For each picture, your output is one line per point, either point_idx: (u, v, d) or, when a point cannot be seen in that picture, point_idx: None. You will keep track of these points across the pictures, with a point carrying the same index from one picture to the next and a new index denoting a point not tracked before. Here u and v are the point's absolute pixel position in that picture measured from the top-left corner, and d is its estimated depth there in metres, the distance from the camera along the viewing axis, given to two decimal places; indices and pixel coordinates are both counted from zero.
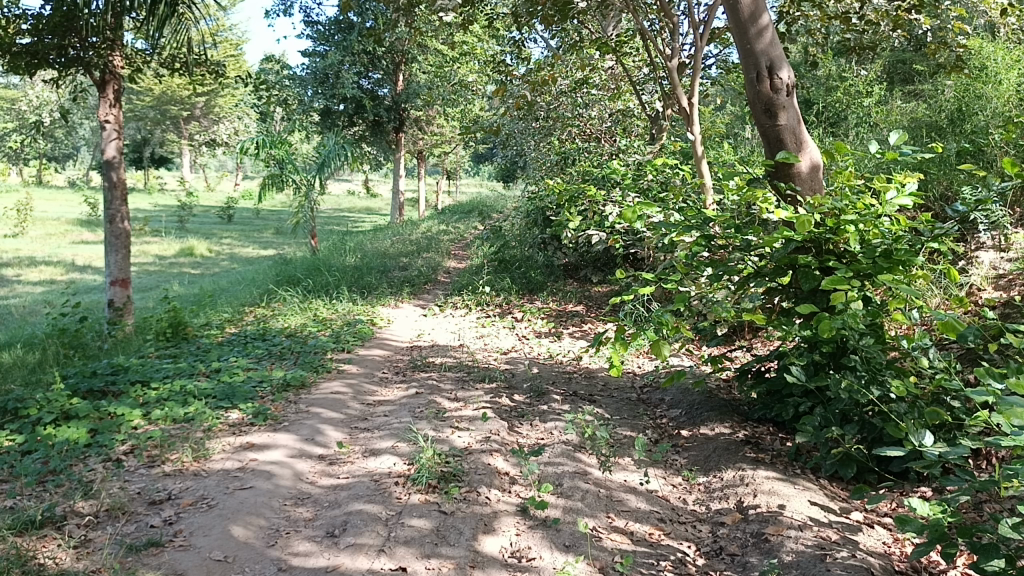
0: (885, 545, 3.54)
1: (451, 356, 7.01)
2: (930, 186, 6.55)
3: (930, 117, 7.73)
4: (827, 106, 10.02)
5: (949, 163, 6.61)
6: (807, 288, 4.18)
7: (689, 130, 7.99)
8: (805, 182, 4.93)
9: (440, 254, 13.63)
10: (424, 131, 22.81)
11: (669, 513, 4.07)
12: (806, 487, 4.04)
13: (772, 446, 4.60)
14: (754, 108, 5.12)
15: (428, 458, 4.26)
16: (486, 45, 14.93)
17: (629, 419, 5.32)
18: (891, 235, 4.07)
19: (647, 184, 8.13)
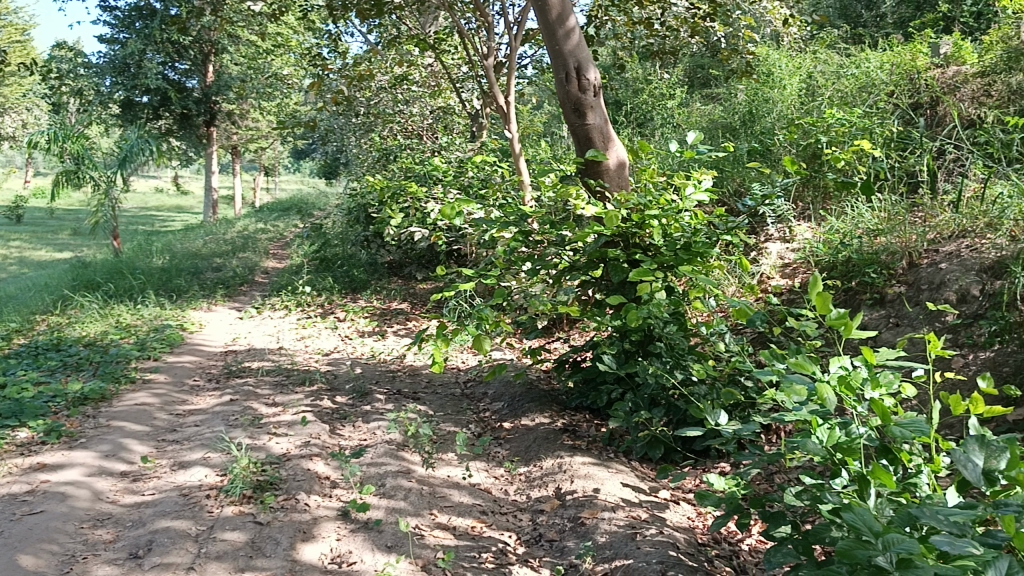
0: (690, 520, 3.79)
1: (270, 359, 6.76)
2: (726, 182, 7.06)
3: (725, 119, 8.31)
4: (636, 107, 10.54)
5: (742, 162, 7.14)
6: (618, 280, 4.50)
7: (508, 127, 8.13)
8: (613, 178, 5.15)
9: (258, 254, 13.10)
10: (238, 126, 21.83)
11: (491, 505, 4.13)
12: (619, 470, 4.26)
13: (588, 433, 4.81)
14: (564, 107, 5.29)
15: (243, 467, 4.09)
16: (303, 38, 14.50)
17: (453, 414, 5.36)
18: (690, 229, 4.36)
19: (467, 181, 8.20)
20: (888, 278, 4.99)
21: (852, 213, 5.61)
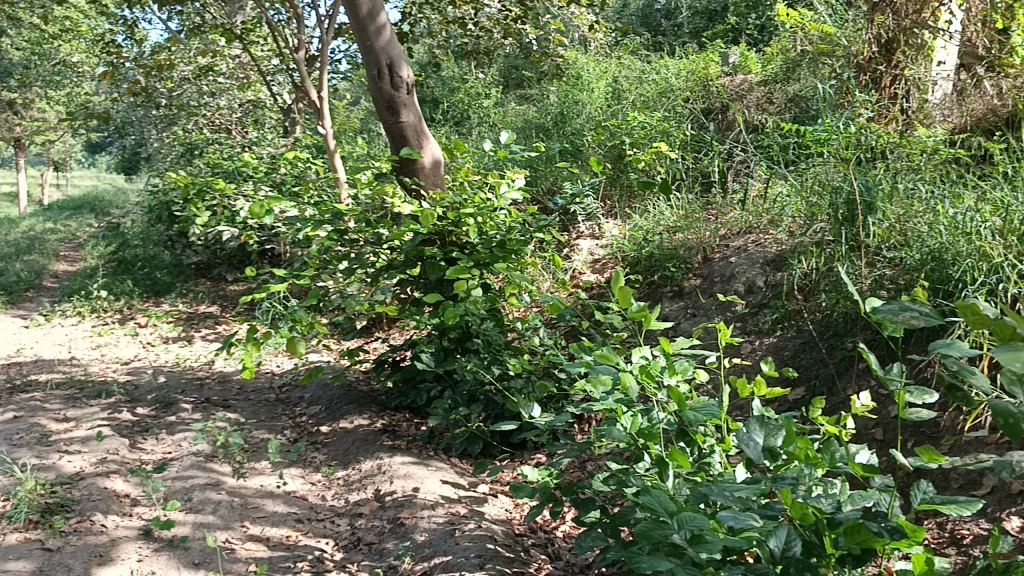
0: (508, 512, 3.89)
1: (60, 371, 6.21)
2: (539, 181, 7.27)
3: (538, 119, 8.54)
4: (452, 106, 10.61)
5: (554, 161, 7.38)
6: (435, 277, 4.55)
7: (321, 123, 7.93)
8: (428, 176, 5.16)
9: (45, 257, 11.98)
10: (20, 116, 19.86)
11: (307, 512, 4.00)
12: (438, 468, 4.29)
13: (408, 432, 4.81)
14: (377, 104, 5.24)
15: (27, 491, 3.73)
16: (94, 22, 13.40)
17: (267, 421, 5.16)
18: (505, 227, 4.51)
19: (280, 178, 7.92)
20: (685, 272, 5.35)
21: (653, 211, 5.95)
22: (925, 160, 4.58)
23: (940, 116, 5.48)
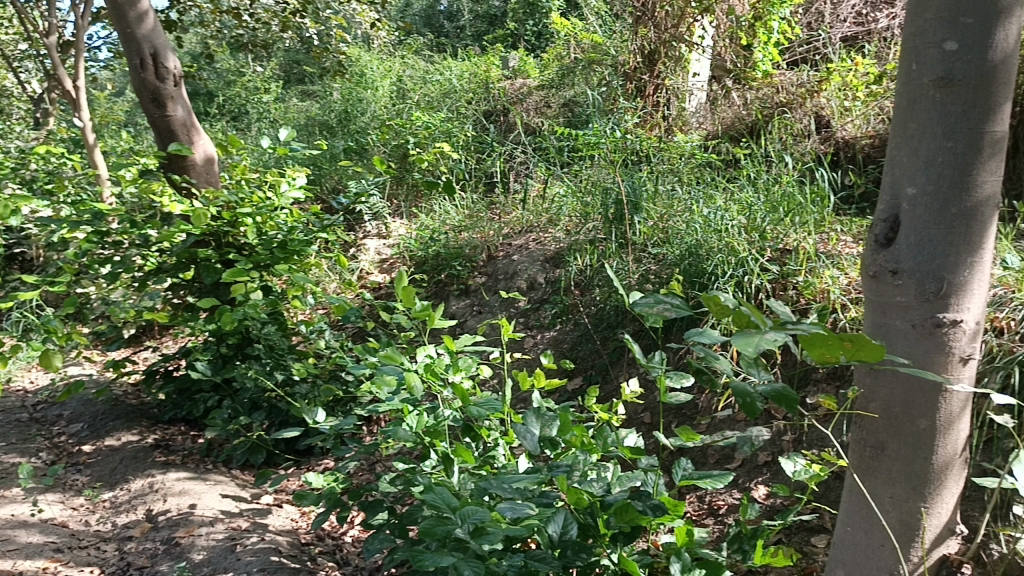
0: (293, 521, 3.79)
1: None
2: (323, 180, 7.09)
3: (321, 117, 8.33)
4: (229, 101, 10.11)
5: (338, 160, 7.23)
6: (211, 281, 4.33)
7: (78, 115, 7.24)
8: (200, 174, 4.87)
9: None
10: None
11: (67, 541, 3.61)
12: (217, 482, 4.09)
13: (183, 446, 4.54)
14: (140, 96, 4.87)
15: None
16: None
17: (17, 444, 4.63)
18: (286, 227, 4.38)
19: (30, 174, 7.14)
20: (470, 270, 5.47)
21: (438, 211, 6.01)
22: (684, 164, 4.98)
23: (696, 123, 6.00)
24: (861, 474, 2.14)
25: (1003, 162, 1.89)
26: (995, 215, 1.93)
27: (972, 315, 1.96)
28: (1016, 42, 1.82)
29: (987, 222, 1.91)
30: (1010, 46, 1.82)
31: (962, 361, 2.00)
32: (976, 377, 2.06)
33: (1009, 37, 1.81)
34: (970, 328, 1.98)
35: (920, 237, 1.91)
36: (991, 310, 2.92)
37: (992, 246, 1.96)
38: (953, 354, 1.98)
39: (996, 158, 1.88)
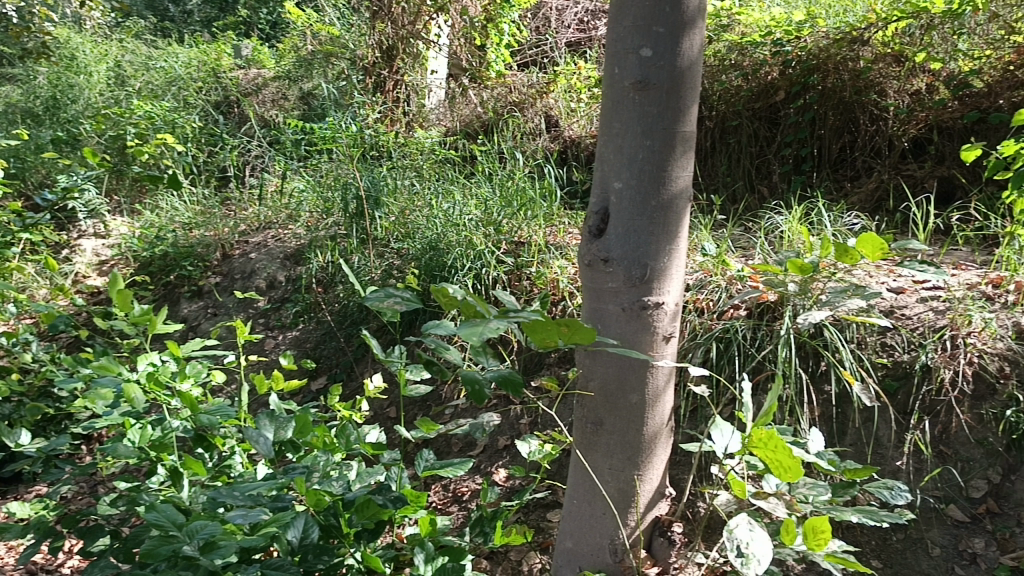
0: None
1: None
2: (26, 173, 6.30)
3: (21, 101, 7.40)
4: None
5: (43, 150, 6.46)
6: None
7: None
8: None
9: None
10: None
11: None
12: None
13: None
14: None
15: None
16: None
17: None
18: None
19: None
20: (203, 270, 5.15)
21: (165, 207, 5.58)
22: (424, 160, 5.05)
23: (435, 119, 6.10)
24: (584, 449, 2.30)
25: (692, 160, 2.11)
26: (687, 207, 2.16)
27: (672, 297, 2.19)
28: (698, 51, 2.04)
29: (681, 213, 2.13)
30: (694, 55, 2.03)
31: (665, 339, 2.22)
32: (677, 353, 2.30)
33: (693, 47, 2.02)
34: (671, 309, 2.20)
35: (627, 228, 2.08)
36: (693, 292, 3.26)
37: (686, 234, 2.19)
38: (658, 333, 2.19)
39: (686, 155, 2.10)
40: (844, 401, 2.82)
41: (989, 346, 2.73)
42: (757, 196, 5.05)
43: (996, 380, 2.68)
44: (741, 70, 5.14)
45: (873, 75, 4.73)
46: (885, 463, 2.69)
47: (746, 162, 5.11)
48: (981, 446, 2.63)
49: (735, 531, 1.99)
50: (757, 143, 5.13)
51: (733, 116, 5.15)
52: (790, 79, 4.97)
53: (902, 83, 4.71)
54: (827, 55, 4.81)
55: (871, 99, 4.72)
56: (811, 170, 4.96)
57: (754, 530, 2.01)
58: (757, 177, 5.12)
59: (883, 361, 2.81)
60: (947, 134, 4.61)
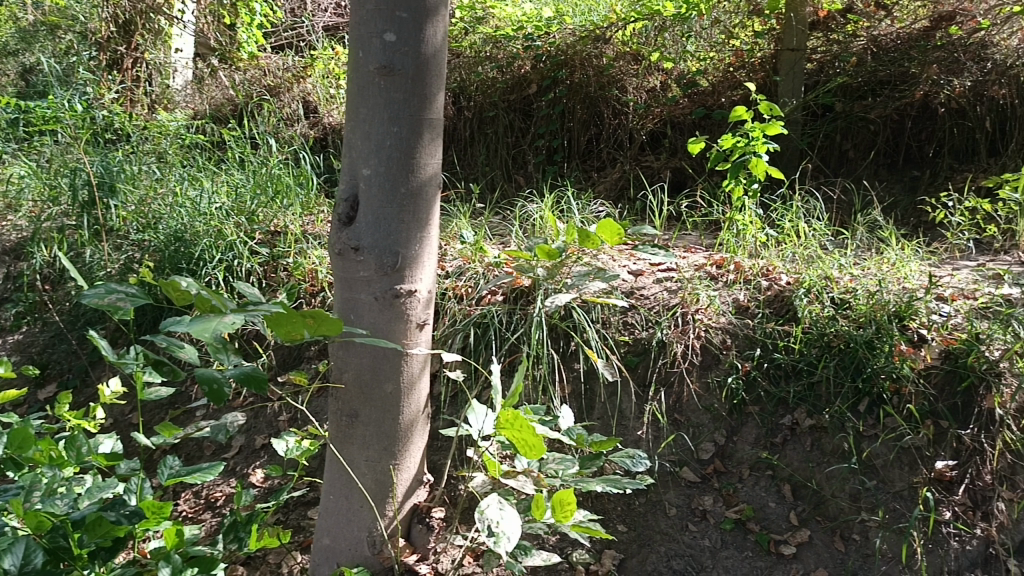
0: None
1: None
2: None
3: None
4: None
5: None
6: None
7: None
8: None
9: None
10: None
11: None
12: None
13: None
14: None
15: None
16: None
17: None
18: None
19: None
20: None
21: None
22: (167, 145, 4.69)
23: (181, 101, 5.70)
24: (339, 443, 2.26)
25: (440, 147, 2.12)
26: (437, 195, 2.17)
27: (424, 285, 2.20)
28: (443, 38, 2.05)
29: (431, 200, 2.14)
30: (437, 43, 2.03)
31: (418, 327, 2.23)
32: (431, 340, 2.32)
33: (437, 32, 2.02)
34: (423, 296, 2.21)
35: (377, 216, 2.05)
36: (452, 279, 3.32)
37: (436, 221, 2.20)
38: (411, 321, 2.19)
39: (434, 142, 2.10)
40: (591, 377, 3.00)
41: (714, 321, 3.01)
42: (514, 184, 5.19)
43: (720, 351, 2.95)
44: (495, 62, 5.32)
45: (615, 71, 5.05)
46: (627, 433, 2.89)
47: (503, 152, 5.27)
48: (708, 411, 2.88)
49: (486, 512, 2.05)
50: (513, 134, 5.31)
51: (489, 107, 5.29)
52: (540, 72, 5.16)
53: (640, 80, 5.07)
54: (573, 51, 5.08)
55: (613, 94, 5.03)
56: (563, 161, 5.18)
57: (504, 508, 2.08)
58: (514, 167, 5.28)
59: (624, 338, 3.03)
60: (679, 128, 5.01)
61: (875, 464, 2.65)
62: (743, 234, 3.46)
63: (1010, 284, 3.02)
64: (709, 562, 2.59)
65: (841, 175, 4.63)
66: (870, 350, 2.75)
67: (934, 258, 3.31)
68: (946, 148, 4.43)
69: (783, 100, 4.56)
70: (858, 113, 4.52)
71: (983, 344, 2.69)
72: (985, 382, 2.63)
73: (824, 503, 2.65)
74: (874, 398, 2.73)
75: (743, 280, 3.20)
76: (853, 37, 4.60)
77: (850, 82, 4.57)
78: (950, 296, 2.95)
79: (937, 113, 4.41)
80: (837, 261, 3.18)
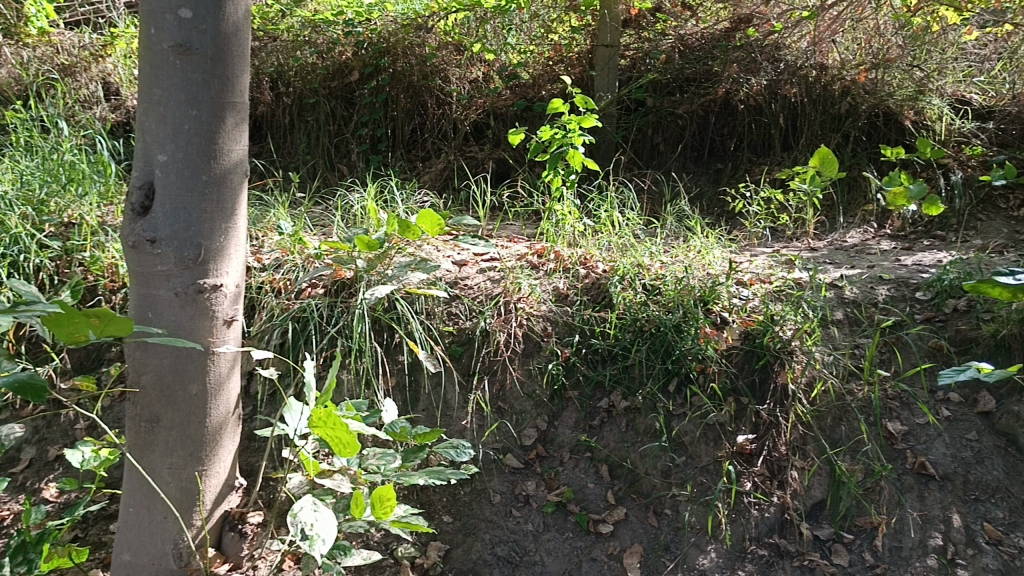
0: None
1: None
2: None
3: None
4: None
5: None
6: None
7: None
8: None
9: None
10: None
11: None
12: None
13: None
14: None
15: None
16: None
17: None
18: None
19: None
20: None
21: None
22: None
23: None
24: (138, 451, 2.13)
25: (243, 134, 2.05)
26: (241, 184, 2.09)
27: (231, 279, 2.12)
28: (246, 17, 1.98)
29: (237, 188, 2.07)
30: (239, 25, 1.96)
31: (226, 323, 2.14)
32: (240, 337, 2.24)
33: (240, 9, 1.95)
34: (230, 291, 2.14)
35: (177, 205, 1.95)
36: (269, 272, 3.19)
37: (243, 211, 2.13)
38: (218, 317, 2.10)
39: (238, 126, 2.03)
40: (416, 369, 2.99)
41: (535, 309, 3.07)
42: (336, 173, 5.04)
43: (541, 339, 3.02)
44: (315, 47, 5.23)
45: (437, 61, 5.02)
46: (452, 424, 2.90)
47: (324, 140, 5.11)
48: (530, 398, 2.93)
49: (300, 514, 1.97)
50: (334, 122, 5.17)
51: (309, 93, 5.17)
52: (362, 59, 5.07)
53: (462, 70, 5.06)
54: (395, 40, 5.03)
55: (436, 84, 4.99)
56: (386, 150, 5.08)
57: (319, 510, 2.02)
58: (335, 156, 5.13)
59: (449, 328, 3.04)
60: (501, 120, 5.01)
61: (683, 441, 2.76)
62: (562, 224, 3.54)
63: (800, 268, 3.28)
64: (531, 546, 2.64)
65: (653, 167, 4.81)
66: (678, 333, 2.89)
67: (735, 246, 3.54)
68: (746, 142, 4.67)
69: (599, 94, 4.75)
70: (667, 108, 4.76)
71: (777, 325, 2.90)
72: (779, 360, 2.81)
73: (639, 481, 2.74)
74: (682, 378, 2.85)
75: (562, 269, 3.29)
76: (662, 36, 4.88)
77: (659, 78, 4.81)
78: (748, 280, 3.16)
79: (737, 109, 4.67)
80: (649, 249, 3.34)
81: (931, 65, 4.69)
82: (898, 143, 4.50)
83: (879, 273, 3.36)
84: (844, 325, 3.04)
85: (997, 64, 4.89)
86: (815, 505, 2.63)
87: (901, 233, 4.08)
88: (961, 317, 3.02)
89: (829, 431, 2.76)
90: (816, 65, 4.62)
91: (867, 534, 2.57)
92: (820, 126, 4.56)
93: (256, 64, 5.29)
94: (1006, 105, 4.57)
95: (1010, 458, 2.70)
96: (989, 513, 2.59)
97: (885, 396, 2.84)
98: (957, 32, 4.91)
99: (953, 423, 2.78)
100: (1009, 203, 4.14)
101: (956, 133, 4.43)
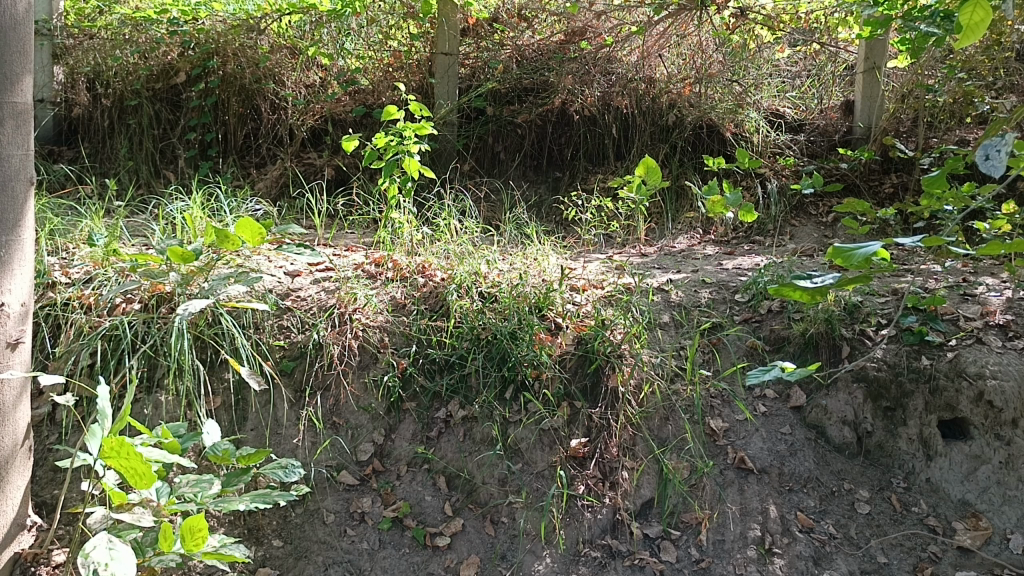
0: None
1: None
2: None
3: None
4: None
5: None
6: None
7: None
8: None
9: None
10: None
11: None
12: None
13: None
14: None
15: None
16: None
17: None
18: None
19: None
20: None
21: None
22: None
23: None
24: None
25: (23, 141, 2.29)
26: (22, 192, 2.30)
27: (14, 298, 2.29)
28: (25, 28, 2.25)
29: (17, 199, 2.28)
30: (23, 41, 2.25)
31: (9, 346, 2.29)
32: (29, 364, 2.37)
33: (18, 16, 2.21)
34: (15, 310, 2.30)
35: None
36: (78, 287, 2.93)
37: (28, 224, 2.33)
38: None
39: (18, 133, 2.27)
40: (243, 387, 2.85)
41: (372, 320, 2.98)
42: (162, 181, 4.76)
43: (377, 350, 2.93)
44: (136, 46, 4.89)
45: (271, 64, 4.82)
46: (282, 443, 2.78)
47: (147, 144, 4.80)
48: (366, 411, 2.85)
49: (92, 554, 1.92)
50: (159, 126, 4.88)
51: (131, 95, 4.85)
52: (189, 60, 4.81)
53: (298, 74, 4.88)
54: (224, 41, 4.80)
55: (270, 88, 4.79)
56: (217, 156, 4.84)
57: (115, 547, 1.97)
58: (161, 162, 4.85)
59: (279, 342, 2.92)
60: (339, 126, 4.82)
61: (519, 447, 2.76)
62: (400, 232, 3.46)
63: (629, 273, 3.38)
64: (366, 565, 2.58)
65: (493, 176, 4.83)
66: (513, 340, 2.90)
67: (569, 253, 3.60)
68: (582, 151, 4.79)
69: (439, 102, 4.70)
70: (507, 117, 4.79)
71: (608, 329, 2.96)
72: (610, 363, 2.87)
73: (476, 490, 2.73)
74: (518, 384, 2.85)
75: (400, 278, 3.22)
76: (500, 46, 4.89)
77: (498, 87, 4.84)
78: (581, 286, 3.21)
79: (573, 119, 4.77)
80: (486, 256, 3.33)
81: (748, 80, 4.97)
82: (720, 154, 4.74)
83: (701, 277, 3.51)
84: (670, 327, 3.16)
85: (806, 81, 5.24)
86: (645, 503, 2.71)
87: (724, 238, 4.32)
88: (775, 317, 3.21)
89: (657, 431, 2.84)
90: (645, 78, 4.79)
91: (692, 530, 2.67)
92: (650, 136, 4.74)
93: (71, 63, 4.92)
94: (814, 118, 4.95)
95: (819, 449, 2.90)
96: (802, 503, 2.76)
97: (708, 395, 2.96)
98: (770, 50, 5.16)
99: (769, 417, 2.94)
100: (819, 209, 4.48)
101: (772, 144, 4.74)
